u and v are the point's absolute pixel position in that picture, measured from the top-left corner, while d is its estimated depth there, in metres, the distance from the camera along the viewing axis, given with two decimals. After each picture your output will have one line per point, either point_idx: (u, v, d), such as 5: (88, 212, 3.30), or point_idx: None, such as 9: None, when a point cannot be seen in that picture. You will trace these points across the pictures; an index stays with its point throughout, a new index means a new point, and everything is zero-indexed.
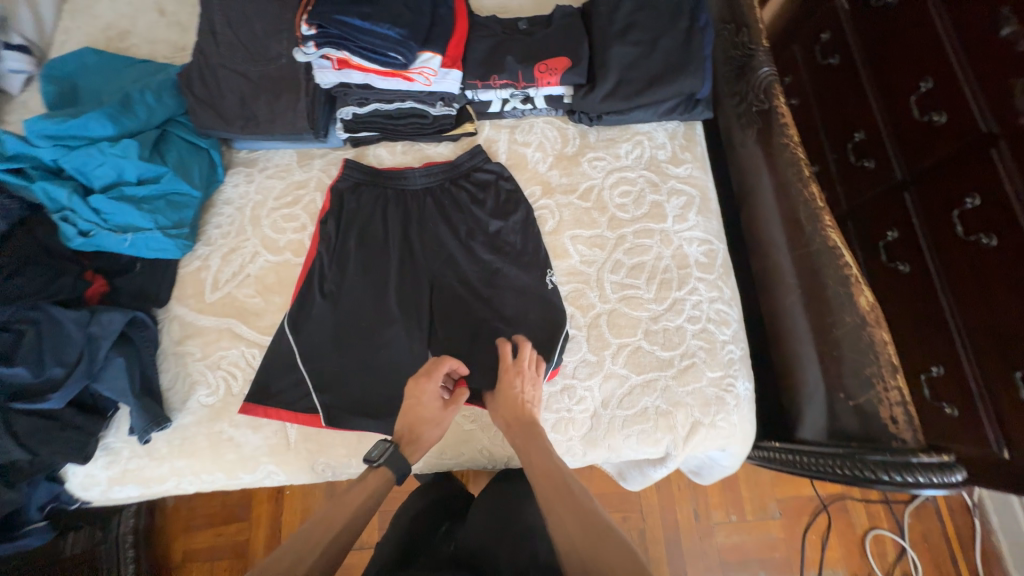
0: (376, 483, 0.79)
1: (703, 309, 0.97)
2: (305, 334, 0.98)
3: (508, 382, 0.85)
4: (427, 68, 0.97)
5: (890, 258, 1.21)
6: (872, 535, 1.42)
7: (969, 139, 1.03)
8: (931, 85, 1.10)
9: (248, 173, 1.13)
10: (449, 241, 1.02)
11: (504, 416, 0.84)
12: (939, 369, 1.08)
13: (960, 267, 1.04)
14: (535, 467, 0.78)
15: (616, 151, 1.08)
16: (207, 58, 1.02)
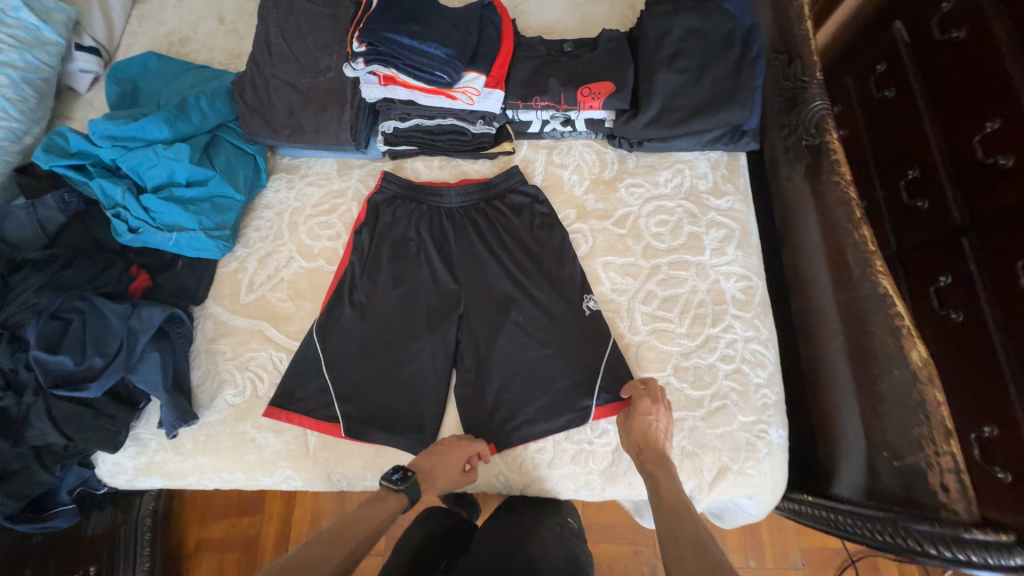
0: (390, 506, 0.83)
1: (737, 348, 0.93)
2: (333, 343, 0.99)
3: (641, 409, 0.84)
4: (471, 87, 0.98)
5: (944, 305, 1.06)
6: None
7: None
8: (999, 126, 0.98)
9: (289, 179, 1.16)
10: (478, 262, 1.02)
11: (633, 441, 0.84)
12: (992, 429, 0.91)
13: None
14: (663, 495, 0.78)
15: (655, 179, 1.06)
16: (261, 68, 1.05)
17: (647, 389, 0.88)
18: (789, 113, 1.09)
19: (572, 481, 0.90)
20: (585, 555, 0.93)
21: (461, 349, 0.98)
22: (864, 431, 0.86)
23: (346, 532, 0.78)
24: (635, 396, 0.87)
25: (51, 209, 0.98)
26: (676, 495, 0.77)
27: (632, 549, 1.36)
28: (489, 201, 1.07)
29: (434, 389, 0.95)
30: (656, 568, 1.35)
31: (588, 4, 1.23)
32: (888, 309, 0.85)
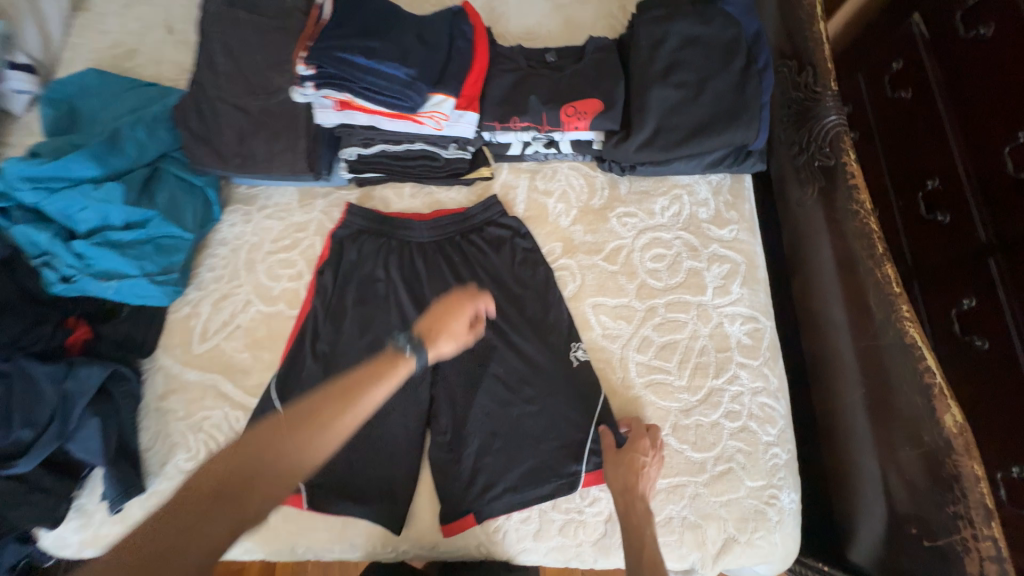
0: (387, 376, 0.66)
1: (744, 402, 0.83)
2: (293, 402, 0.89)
3: (639, 447, 0.78)
4: (438, 112, 0.85)
5: (965, 330, 0.91)
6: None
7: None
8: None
9: (246, 211, 1.05)
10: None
11: (616, 481, 0.76)
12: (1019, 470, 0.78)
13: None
14: (646, 560, 0.69)
15: (650, 207, 0.95)
16: (205, 90, 0.93)
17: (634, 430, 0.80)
18: (800, 128, 0.97)
19: (561, 555, 0.80)
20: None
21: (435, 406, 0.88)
22: (887, 500, 0.77)
23: (315, 421, 0.60)
24: (636, 431, 0.79)
25: None
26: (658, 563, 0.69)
27: None
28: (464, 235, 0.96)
29: (408, 451, 0.85)
30: None
31: (574, 6, 1.11)
32: (917, 359, 0.74)
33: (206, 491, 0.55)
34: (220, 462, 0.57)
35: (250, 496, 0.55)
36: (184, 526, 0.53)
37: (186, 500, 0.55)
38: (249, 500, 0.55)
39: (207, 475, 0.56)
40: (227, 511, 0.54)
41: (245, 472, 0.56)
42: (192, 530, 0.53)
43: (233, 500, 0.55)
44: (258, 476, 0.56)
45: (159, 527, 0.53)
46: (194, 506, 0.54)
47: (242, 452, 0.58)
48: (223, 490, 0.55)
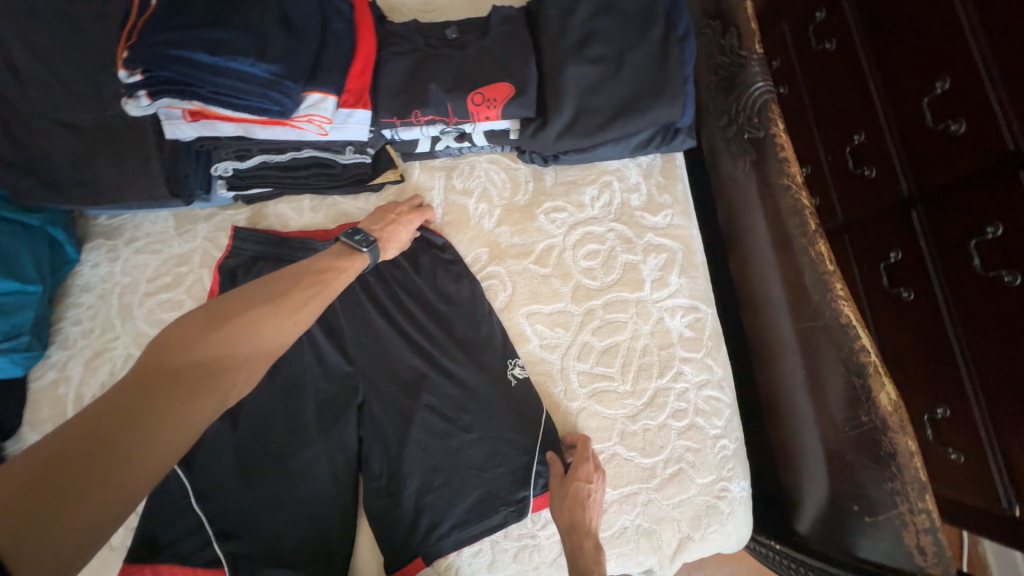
0: (346, 264, 0.73)
1: (690, 399, 0.80)
2: (198, 468, 0.77)
3: (582, 473, 0.73)
4: (318, 114, 0.71)
5: (891, 283, 0.84)
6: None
7: (995, 163, 0.69)
8: (949, 85, 0.75)
9: (111, 247, 0.88)
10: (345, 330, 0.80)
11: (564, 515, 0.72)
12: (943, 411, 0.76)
13: (981, 335, 0.71)
14: None
15: (579, 199, 0.87)
16: (13, 105, 0.73)
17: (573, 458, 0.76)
18: (726, 97, 0.91)
19: None
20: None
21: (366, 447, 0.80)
22: (828, 477, 0.77)
23: (287, 302, 0.65)
24: (577, 456, 0.75)
25: None
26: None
27: None
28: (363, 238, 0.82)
29: (341, 501, 0.78)
30: None
31: None
32: (848, 341, 0.74)
33: (176, 372, 0.54)
34: (189, 349, 0.56)
35: (233, 378, 0.58)
36: (159, 402, 0.51)
37: (152, 379, 0.52)
38: (229, 383, 0.57)
39: (183, 353, 0.55)
40: (210, 389, 0.55)
41: (224, 356, 0.58)
42: (162, 403, 0.51)
43: (215, 382, 0.56)
44: (233, 356, 0.59)
45: (122, 407, 0.50)
46: (164, 386, 0.52)
47: (219, 335, 0.58)
48: (203, 372, 0.55)
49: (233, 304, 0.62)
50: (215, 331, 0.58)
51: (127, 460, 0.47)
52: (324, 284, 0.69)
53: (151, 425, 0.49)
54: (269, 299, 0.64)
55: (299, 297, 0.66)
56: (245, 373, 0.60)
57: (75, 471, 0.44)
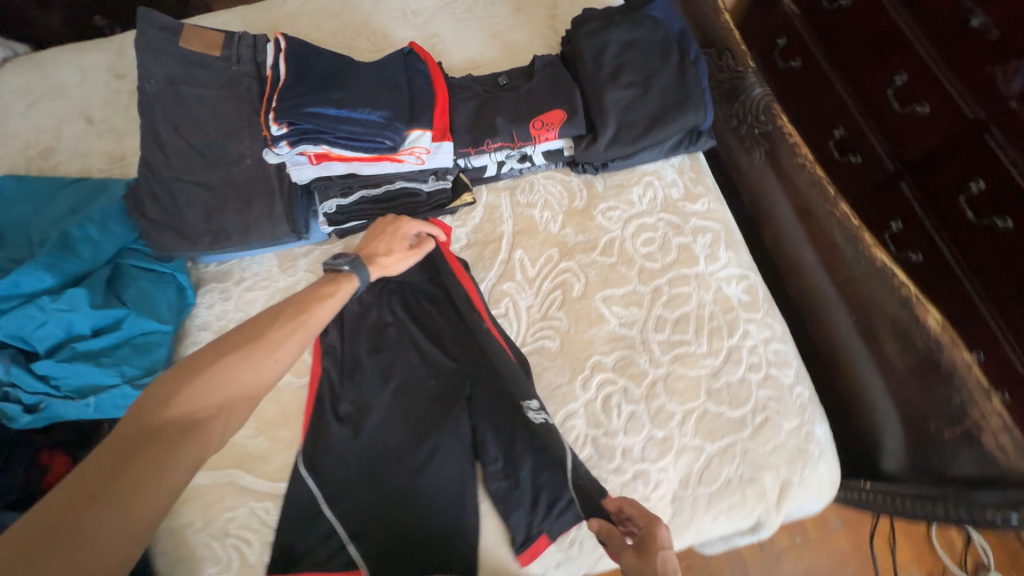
0: (334, 289, 0.76)
1: (761, 353, 0.89)
2: (328, 474, 0.83)
3: (659, 540, 0.67)
4: (418, 147, 0.86)
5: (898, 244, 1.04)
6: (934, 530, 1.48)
7: (959, 133, 0.92)
8: (905, 78, 0.99)
9: (222, 288, 0.98)
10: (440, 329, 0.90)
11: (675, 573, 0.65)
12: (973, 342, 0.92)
13: (979, 255, 0.91)
14: None
15: (628, 197, 1.01)
16: (158, 172, 0.87)
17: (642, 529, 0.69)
18: (732, 104, 1.10)
19: None
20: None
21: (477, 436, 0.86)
22: (895, 404, 0.85)
23: (261, 343, 0.66)
24: (647, 523, 0.69)
25: None
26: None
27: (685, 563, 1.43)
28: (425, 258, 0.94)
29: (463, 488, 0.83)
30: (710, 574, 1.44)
31: (509, 33, 1.18)
32: (891, 280, 0.87)
33: (145, 434, 0.55)
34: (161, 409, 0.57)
35: (204, 432, 0.58)
36: (132, 465, 0.53)
37: (112, 453, 0.53)
38: (206, 434, 0.59)
39: (152, 416, 0.57)
40: (183, 445, 0.56)
41: (196, 411, 0.59)
42: (135, 467, 0.53)
43: (188, 438, 0.57)
44: (207, 409, 0.60)
45: (89, 479, 0.51)
46: (129, 456, 0.53)
47: (192, 390, 0.59)
48: (174, 432, 0.57)
49: (204, 353, 0.63)
50: (187, 387, 0.59)
51: (96, 532, 0.49)
52: (303, 316, 0.70)
53: (123, 491, 0.51)
54: (243, 343, 0.65)
55: (283, 333, 0.67)
56: (223, 422, 0.61)
57: (21, 561, 0.45)
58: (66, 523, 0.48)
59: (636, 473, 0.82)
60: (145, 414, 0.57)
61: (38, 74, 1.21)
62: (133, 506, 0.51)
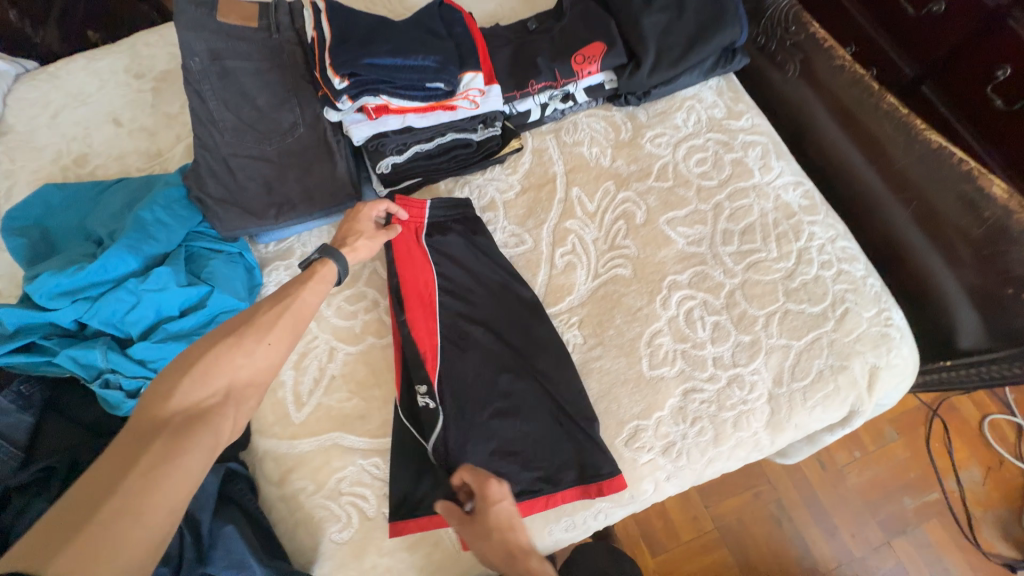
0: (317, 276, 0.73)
1: (830, 251, 0.91)
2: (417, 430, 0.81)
3: (488, 495, 0.69)
4: (472, 89, 0.88)
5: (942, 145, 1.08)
6: (988, 423, 1.41)
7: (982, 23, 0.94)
8: None
9: (287, 264, 0.95)
10: (417, 301, 0.87)
11: (494, 547, 0.66)
12: None
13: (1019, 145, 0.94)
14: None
15: (673, 123, 1.02)
16: (214, 150, 0.86)
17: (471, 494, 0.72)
18: (758, 23, 1.12)
19: (741, 448, 0.82)
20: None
21: (521, 387, 0.83)
22: (958, 280, 0.88)
23: (253, 327, 0.63)
24: (476, 485, 0.71)
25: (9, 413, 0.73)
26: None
27: (752, 493, 1.35)
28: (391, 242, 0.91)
29: (567, 418, 0.81)
30: (780, 500, 1.34)
31: None
32: (948, 160, 0.88)
33: (149, 436, 0.53)
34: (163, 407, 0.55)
35: (213, 419, 0.56)
36: (140, 462, 0.50)
37: (122, 450, 0.51)
38: (218, 422, 0.56)
39: (158, 409, 0.55)
40: (196, 433, 0.54)
41: (201, 400, 0.57)
42: (146, 460, 0.50)
43: (200, 426, 0.55)
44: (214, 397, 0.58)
45: (104, 477, 0.49)
46: (139, 451, 0.51)
47: (190, 385, 0.57)
48: (183, 422, 0.54)
49: (199, 342, 0.61)
50: (182, 386, 0.57)
51: (119, 527, 0.46)
52: (291, 300, 0.68)
53: (138, 486, 0.48)
54: (234, 330, 0.63)
55: (273, 320, 0.65)
56: (232, 411, 0.59)
57: (47, 563, 0.43)
58: (79, 525, 0.45)
59: (730, 379, 0.84)
60: (149, 408, 0.55)
61: (55, 84, 1.19)
62: (146, 501, 0.48)
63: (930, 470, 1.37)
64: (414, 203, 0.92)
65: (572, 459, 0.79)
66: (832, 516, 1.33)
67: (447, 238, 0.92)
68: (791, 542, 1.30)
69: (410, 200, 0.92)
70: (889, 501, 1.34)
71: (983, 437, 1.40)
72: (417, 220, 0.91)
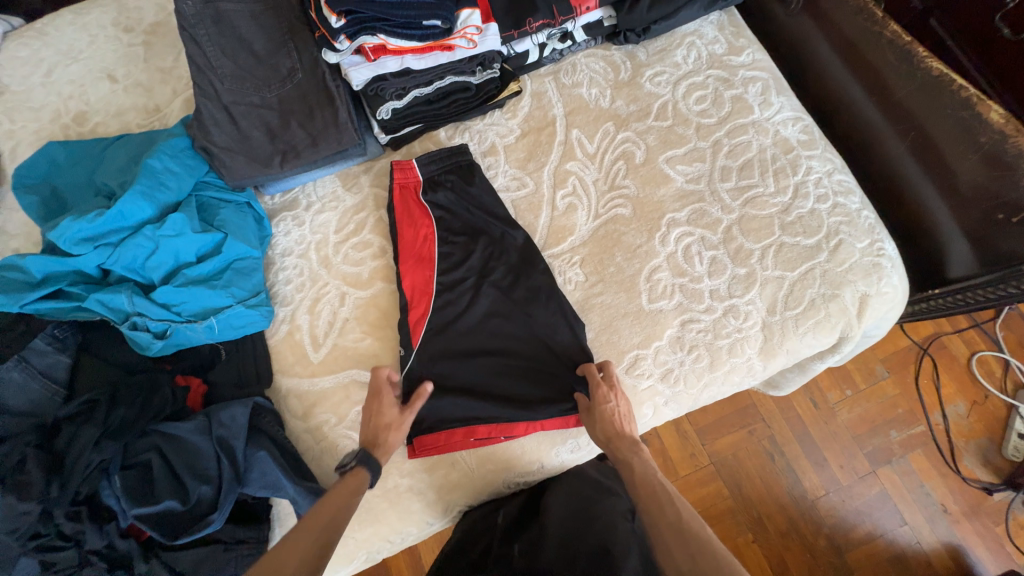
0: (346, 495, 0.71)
1: (826, 185, 0.93)
2: (421, 365, 0.85)
3: (600, 397, 0.79)
4: (470, 27, 0.87)
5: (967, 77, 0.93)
6: (976, 359, 1.46)
7: None
8: None
9: (295, 215, 0.98)
10: (411, 257, 0.91)
11: (600, 434, 0.78)
12: None
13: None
14: (639, 483, 0.74)
15: (673, 60, 1.01)
16: (217, 99, 0.87)
17: (605, 375, 0.82)
18: None
19: (735, 373, 0.87)
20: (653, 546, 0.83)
21: (512, 330, 0.87)
22: (952, 211, 0.89)
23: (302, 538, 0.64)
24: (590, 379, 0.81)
25: (48, 354, 0.78)
26: (651, 480, 0.74)
27: (746, 430, 1.42)
28: (389, 204, 0.95)
29: (565, 350, 0.86)
30: (773, 436, 1.42)
31: None
32: (949, 88, 0.86)
33: None
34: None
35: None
36: None
37: None
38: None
39: None
40: None
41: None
42: None
43: None
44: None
45: None
46: None
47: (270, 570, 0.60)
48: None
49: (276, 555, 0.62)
50: None
51: None
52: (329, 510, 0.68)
53: None
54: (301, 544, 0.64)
55: (307, 536, 0.65)
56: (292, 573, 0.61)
57: None
58: None
59: (726, 309, 0.88)
60: None
61: (44, 41, 1.17)
62: None
63: (917, 405, 1.43)
64: (409, 167, 0.95)
65: (548, 395, 0.84)
66: (822, 450, 1.40)
67: (439, 193, 0.94)
68: (781, 473, 1.39)
69: (402, 164, 0.95)
70: (875, 434, 1.41)
71: (971, 374, 1.46)
72: (409, 180, 0.95)
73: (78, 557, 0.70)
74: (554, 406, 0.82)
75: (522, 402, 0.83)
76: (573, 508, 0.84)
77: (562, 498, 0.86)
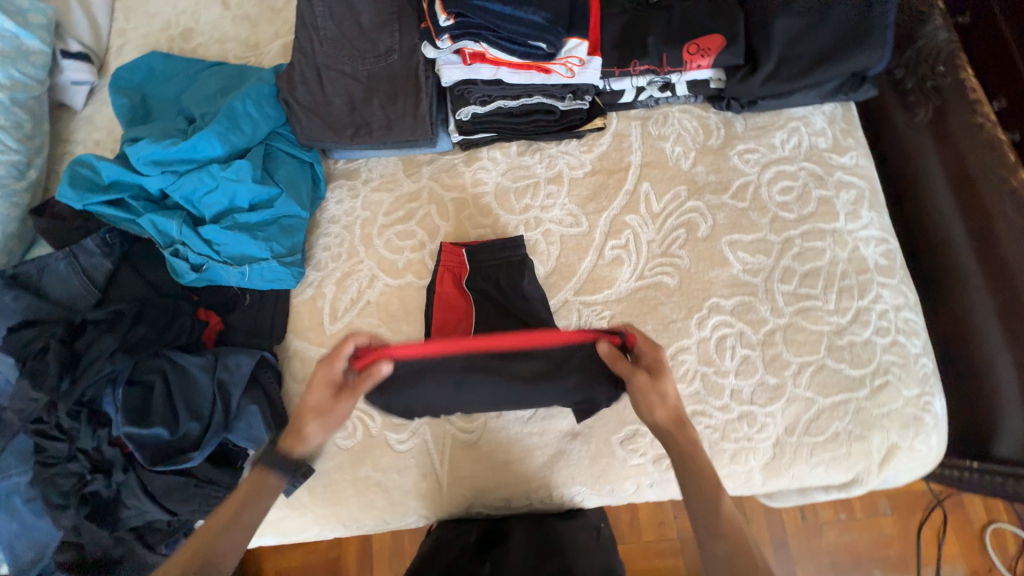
0: (249, 493, 0.66)
1: (890, 319, 0.86)
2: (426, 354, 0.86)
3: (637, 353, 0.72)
4: (574, 58, 0.84)
5: None
6: (992, 530, 1.34)
7: None
8: None
9: (351, 186, 1.00)
10: (446, 279, 0.91)
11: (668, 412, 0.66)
12: None
13: None
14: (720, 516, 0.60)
15: (770, 141, 0.95)
16: (311, 59, 0.89)
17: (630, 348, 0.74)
18: (902, 52, 0.99)
19: (730, 480, 0.83)
20: (620, 564, 0.82)
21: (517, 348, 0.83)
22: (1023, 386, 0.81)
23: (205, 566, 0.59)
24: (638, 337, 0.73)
25: (94, 256, 0.82)
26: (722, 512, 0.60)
27: None
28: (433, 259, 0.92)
29: None
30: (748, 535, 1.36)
31: None
32: None
33: None
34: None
35: None
36: None
37: None
38: None
39: None
40: None
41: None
42: None
43: None
44: None
45: None
46: None
47: None
48: None
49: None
50: None
51: None
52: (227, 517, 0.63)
53: None
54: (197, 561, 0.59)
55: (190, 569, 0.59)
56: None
57: None
58: None
59: (742, 413, 0.84)
60: None
61: None
62: None
63: (911, 554, 1.34)
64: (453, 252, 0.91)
65: (540, 366, 0.73)
66: (795, 566, 1.34)
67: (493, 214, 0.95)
68: None
69: (450, 248, 0.91)
70: (856, 569, 1.33)
71: (980, 543, 1.34)
72: (455, 263, 0.91)
73: (68, 451, 0.75)
74: (546, 382, 0.73)
75: (518, 352, 0.73)
76: (533, 539, 0.82)
77: (523, 533, 0.84)
